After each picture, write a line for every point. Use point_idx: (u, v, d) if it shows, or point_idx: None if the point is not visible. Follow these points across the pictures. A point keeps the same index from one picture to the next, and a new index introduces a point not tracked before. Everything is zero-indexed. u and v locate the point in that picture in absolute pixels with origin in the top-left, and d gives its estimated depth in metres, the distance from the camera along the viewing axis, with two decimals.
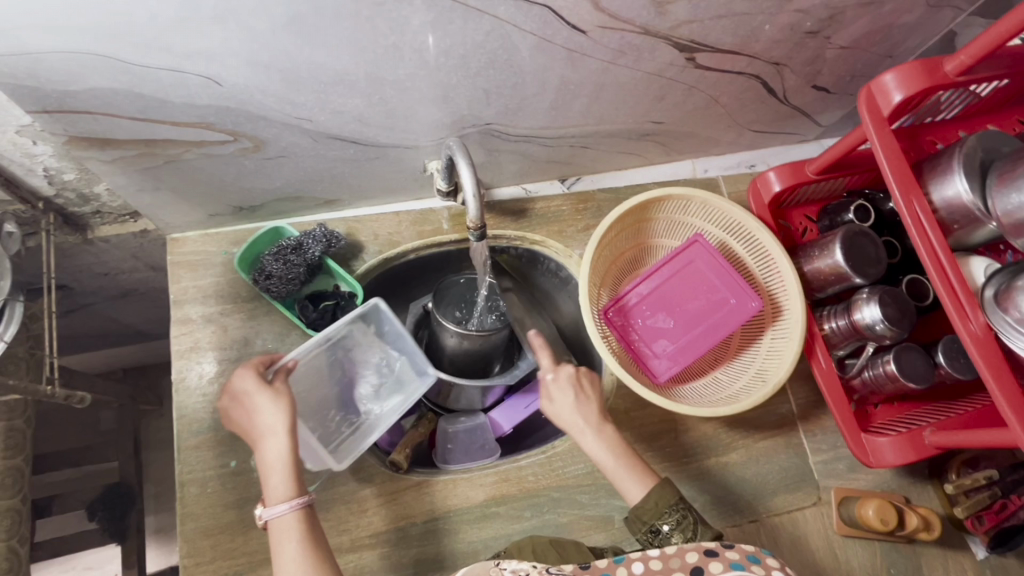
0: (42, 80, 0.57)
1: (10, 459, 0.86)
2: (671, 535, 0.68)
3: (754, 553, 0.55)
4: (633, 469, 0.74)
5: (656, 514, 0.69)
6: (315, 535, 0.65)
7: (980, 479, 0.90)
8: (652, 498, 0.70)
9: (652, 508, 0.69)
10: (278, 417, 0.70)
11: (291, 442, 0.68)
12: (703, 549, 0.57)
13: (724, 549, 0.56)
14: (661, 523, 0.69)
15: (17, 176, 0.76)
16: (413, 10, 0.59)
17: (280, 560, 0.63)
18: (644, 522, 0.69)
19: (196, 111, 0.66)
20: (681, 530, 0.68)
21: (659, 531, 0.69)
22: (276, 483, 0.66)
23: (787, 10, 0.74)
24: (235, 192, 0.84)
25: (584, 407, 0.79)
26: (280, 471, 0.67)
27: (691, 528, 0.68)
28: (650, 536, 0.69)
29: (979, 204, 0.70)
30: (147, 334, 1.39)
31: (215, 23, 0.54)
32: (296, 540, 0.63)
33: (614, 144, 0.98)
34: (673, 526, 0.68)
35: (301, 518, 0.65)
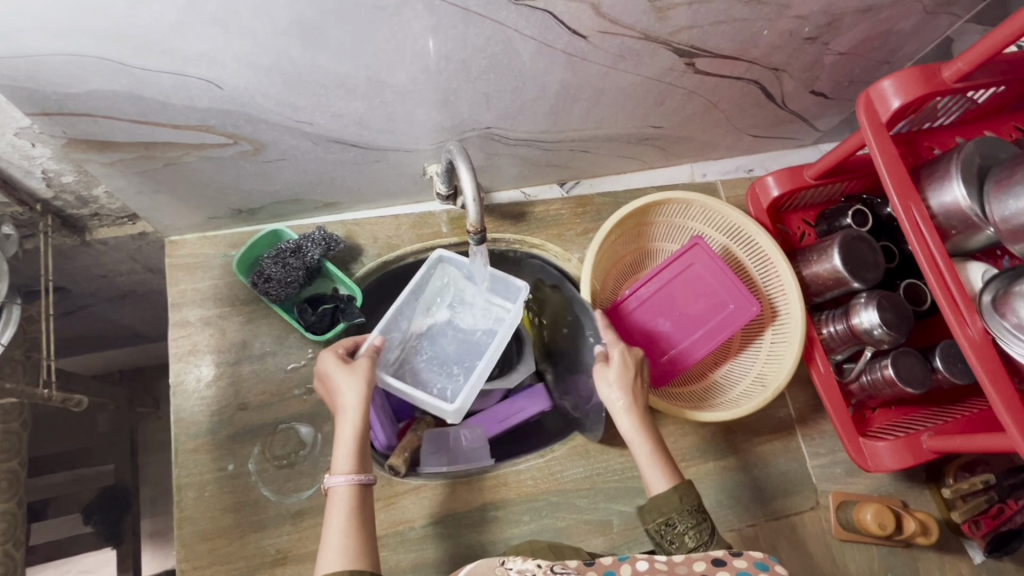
0: (42, 82, 0.56)
1: (7, 462, 0.86)
2: (685, 534, 0.68)
3: (761, 560, 0.55)
4: (663, 467, 0.73)
5: (676, 510, 0.69)
6: (363, 516, 0.65)
7: (977, 483, 0.91)
8: (676, 494, 0.70)
9: (673, 502, 0.69)
10: (357, 393, 0.72)
11: (362, 420, 0.71)
12: (711, 558, 0.56)
13: (732, 557, 0.56)
14: (677, 521, 0.69)
15: (15, 178, 0.76)
16: (415, 15, 0.59)
17: (326, 532, 0.64)
18: (661, 514, 0.69)
19: (196, 114, 0.66)
20: (697, 532, 0.68)
21: (673, 527, 0.69)
22: (341, 455, 0.68)
23: (787, 16, 0.75)
24: (235, 195, 0.84)
25: (634, 393, 0.79)
26: (348, 445, 0.69)
27: (708, 532, 0.68)
28: (663, 528, 0.69)
29: (976, 210, 0.71)
30: (144, 337, 1.38)
31: (217, 26, 0.54)
32: (344, 515, 0.65)
33: (613, 148, 0.99)
34: (689, 526, 0.68)
35: (354, 496, 0.66)
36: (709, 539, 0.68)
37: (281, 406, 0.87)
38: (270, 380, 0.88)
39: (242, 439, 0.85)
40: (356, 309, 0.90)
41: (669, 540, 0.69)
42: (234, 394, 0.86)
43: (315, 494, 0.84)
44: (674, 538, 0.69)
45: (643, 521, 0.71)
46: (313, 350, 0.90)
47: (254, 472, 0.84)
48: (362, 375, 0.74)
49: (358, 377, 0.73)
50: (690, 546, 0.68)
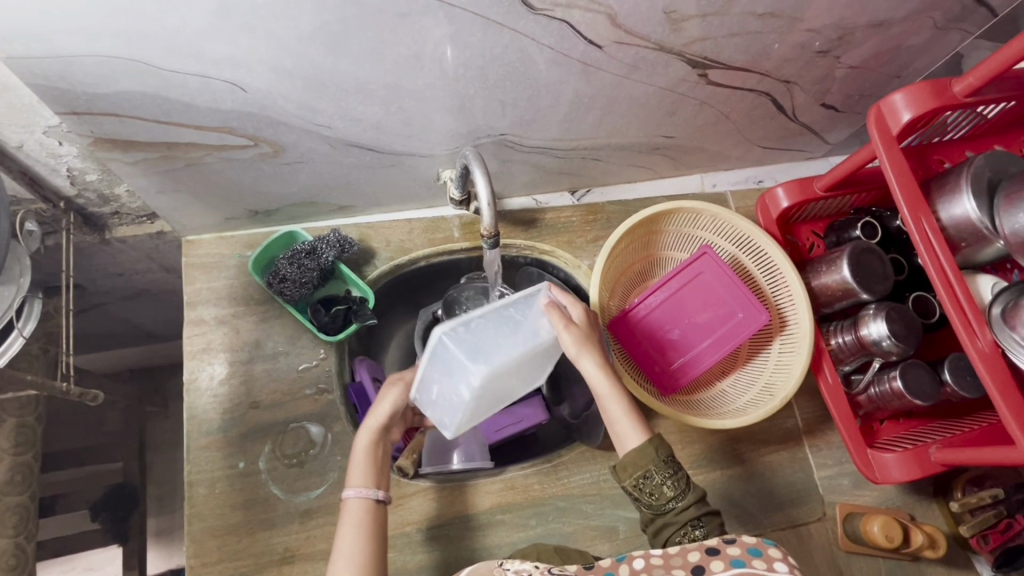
0: (74, 82, 0.58)
1: (20, 456, 0.87)
2: (663, 484, 0.67)
3: (756, 546, 0.55)
4: (639, 419, 0.71)
5: (652, 462, 0.68)
6: (375, 531, 0.66)
7: (985, 497, 0.90)
8: (651, 445, 0.69)
9: (649, 454, 0.68)
10: (383, 412, 0.73)
11: (376, 436, 0.72)
12: (704, 547, 0.56)
13: (725, 546, 0.56)
14: (655, 472, 0.67)
15: (41, 176, 0.78)
16: (435, 22, 0.60)
17: (338, 544, 0.65)
18: (638, 468, 0.68)
19: (219, 116, 0.67)
20: (675, 481, 0.67)
21: (651, 479, 0.67)
22: (356, 469, 0.70)
23: (799, 29, 0.76)
24: (253, 196, 0.86)
25: (592, 345, 0.73)
26: (362, 463, 0.70)
27: (685, 480, 0.68)
28: (640, 482, 0.68)
29: (986, 222, 0.71)
30: (157, 336, 1.40)
31: (244, 30, 0.56)
32: (355, 530, 0.65)
33: (624, 157, 1.00)
34: (666, 475, 0.67)
35: (365, 511, 0.67)
36: (687, 487, 0.68)
37: (291, 406, 0.88)
38: (282, 380, 0.89)
39: (253, 438, 0.86)
40: (368, 311, 0.91)
41: (648, 492, 0.68)
42: (245, 392, 0.87)
43: (322, 493, 0.84)
44: (653, 489, 0.68)
45: (619, 481, 0.69)
46: (325, 350, 0.91)
47: (264, 470, 0.84)
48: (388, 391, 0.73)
49: (385, 402, 0.73)
50: (670, 494, 0.67)
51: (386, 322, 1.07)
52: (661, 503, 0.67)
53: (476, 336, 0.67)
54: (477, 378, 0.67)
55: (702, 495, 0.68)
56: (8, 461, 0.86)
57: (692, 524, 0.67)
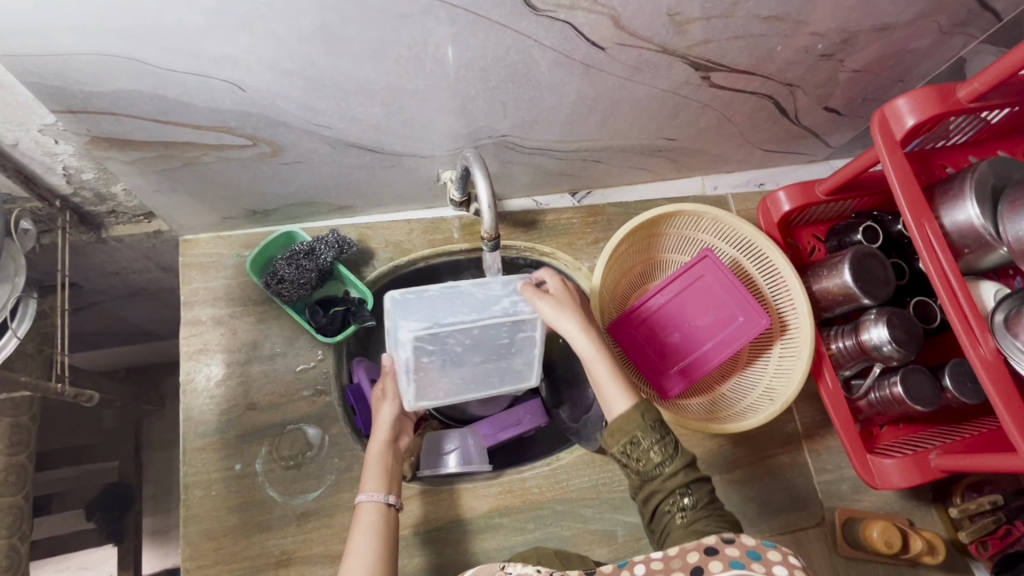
0: (70, 80, 0.57)
1: (14, 456, 0.86)
2: (651, 449, 0.66)
3: (756, 548, 0.52)
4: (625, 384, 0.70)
5: (640, 427, 0.66)
6: (388, 532, 0.68)
7: (984, 504, 0.89)
8: (638, 411, 0.67)
9: (636, 419, 0.67)
10: (386, 422, 0.79)
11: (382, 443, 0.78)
12: (703, 546, 0.53)
13: (725, 545, 0.53)
14: (643, 438, 0.66)
15: (36, 174, 0.77)
16: (436, 23, 0.59)
17: (351, 546, 0.65)
18: (625, 434, 0.66)
19: (218, 115, 0.66)
20: (662, 446, 0.66)
21: (638, 445, 0.66)
22: (370, 476, 0.73)
23: (803, 33, 0.75)
24: (251, 196, 0.85)
25: (573, 311, 0.73)
26: (376, 471, 0.74)
27: (673, 445, 0.66)
28: (628, 448, 0.66)
29: (990, 229, 0.71)
30: (153, 335, 1.39)
31: (243, 30, 0.55)
32: (369, 531, 0.67)
33: (625, 159, 0.99)
34: (654, 441, 0.66)
35: (379, 513, 0.69)
36: (675, 452, 0.66)
37: (289, 407, 0.87)
38: (279, 382, 0.88)
39: (250, 439, 0.85)
40: (366, 312, 0.90)
41: (635, 458, 0.66)
42: (242, 393, 0.87)
43: (319, 496, 0.84)
44: (640, 454, 0.66)
45: (608, 449, 0.68)
46: (323, 352, 0.91)
47: (261, 472, 0.84)
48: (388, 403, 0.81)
49: (385, 410, 0.80)
50: (658, 460, 0.66)
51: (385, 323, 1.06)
52: (649, 470, 0.66)
53: (424, 303, 0.72)
54: (407, 333, 0.70)
55: (690, 461, 0.67)
56: (2, 462, 0.85)
57: (680, 492, 0.65)
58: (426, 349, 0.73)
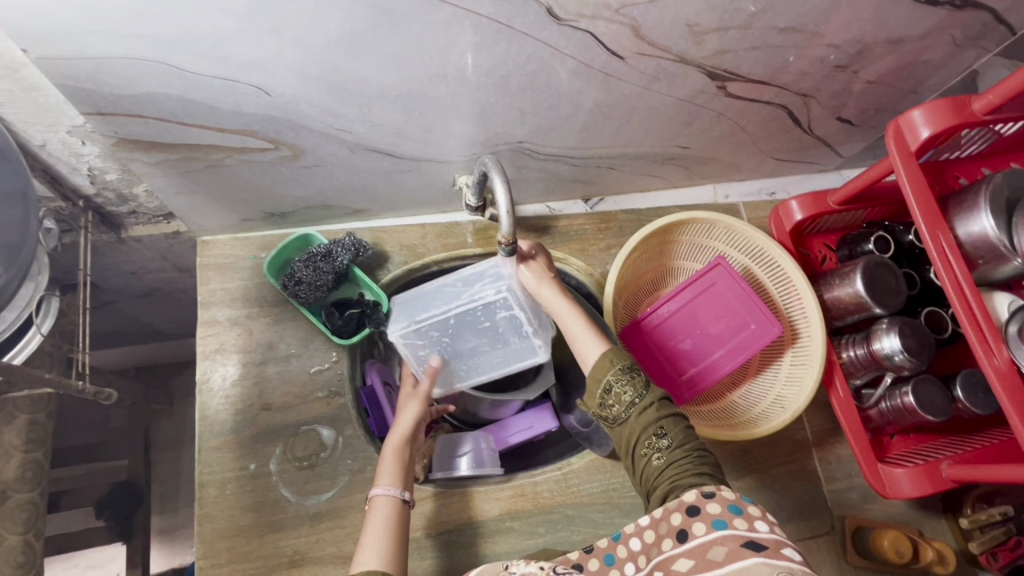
0: (101, 84, 0.59)
1: (31, 452, 0.87)
2: (622, 392, 0.68)
3: (735, 503, 0.55)
4: (596, 336, 0.75)
5: (608, 371, 0.69)
6: (399, 528, 0.68)
7: (995, 514, 0.90)
8: (605, 358, 0.70)
9: (605, 366, 0.70)
10: (409, 421, 0.81)
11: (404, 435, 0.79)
12: (685, 507, 0.56)
13: (705, 501, 0.55)
14: (614, 382, 0.69)
15: (61, 175, 0.78)
16: (460, 31, 0.61)
17: (364, 537, 0.67)
18: (598, 382, 0.69)
19: (242, 119, 0.67)
20: (633, 386, 0.68)
21: (611, 390, 0.68)
22: (385, 470, 0.74)
23: (818, 44, 0.76)
24: (270, 199, 0.86)
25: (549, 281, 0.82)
26: (393, 465, 0.74)
27: (643, 384, 0.68)
28: (603, 397, 0.69)
29: (1004, 240, 0.71)
30: (166, 335, 1.40)
31: (271, 35, 0.56)
32: (381, 525, 0.68)
33: (639, 167, 1.00)
34: (624, 382, 0.68)
35: (393, 509, 0.70)
36: (646, 391, 0.68)
37: (303, 408, 0.88)
38: (294, 382, 0.89)
39: (264, 440, 0.86)
40: (382, 315, 0.91)
41: (610, 405, 0.68)
42: (257, 394, 0.87)
43: (331, 497, 0.84)
44: (615, 400, 0.68)
45: (588, 406, 0.70)
46: (337, 353, 0.91)
47: (275, 472, 0.84)
48: (420, 403, 0.84)
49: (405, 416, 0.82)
50: (630, 402, 0.68)
51: None
52: (623, 414, 0.68)
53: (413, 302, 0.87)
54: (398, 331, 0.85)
55: (664, 400, 0.68)
56: (20, 458, 0.86)
57: (656, 433, 0.66)
58: (417, 343, 0.87)
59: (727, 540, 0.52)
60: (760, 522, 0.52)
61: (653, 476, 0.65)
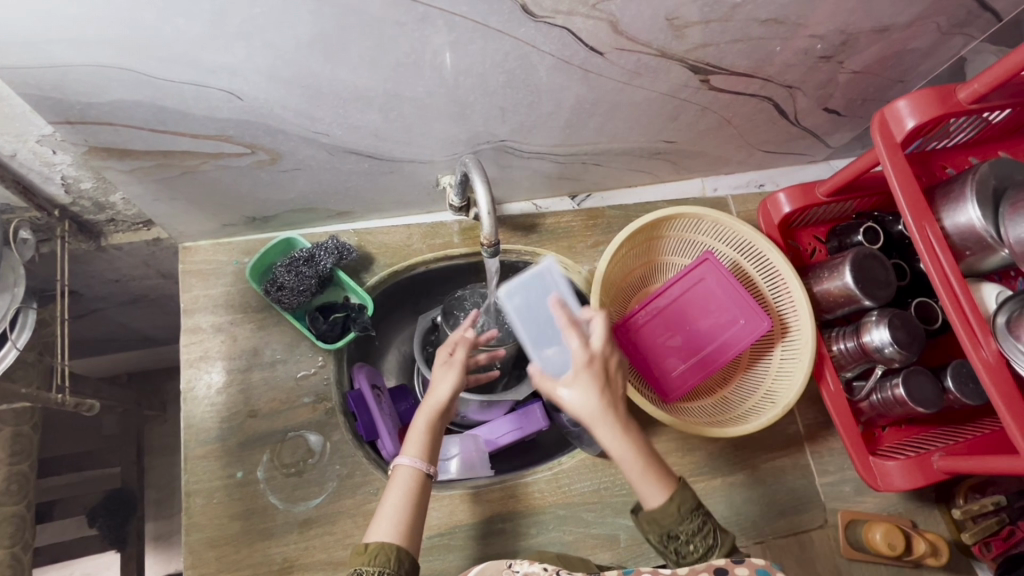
0: (67, 92, 0.57)
1: (17, 465, 0.86)
2: (691, 539, 0.65)
3: (764, 569, 0.57)
4: (656, 473, 0.67)
5: (677, 520, 0.65)
6: (420, 498, 0.68)
7: (988, 505, 0.90)
8: (674, 505, 0.65)
9: (672, 513, 0.65)
10: (449, 389, 0.75)
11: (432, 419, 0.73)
12: (714, 569, 0.58)
13: (734, 566, 0.58)
14: (681, 531, 0.65)
15: (35, 184, 0.77)
16: (435, 30, 0.59)
17: (383, 503, 0.68)
18: (663, 527, 0.65)
19: (216, 124, 0.66)
20: (702, 536, 0.65)
21: (677, 536, 0.65)
22: (412, 439, 0.72)
23: (802, 35, 0.75)
24: (250, 204, 0.85)
25: (589, 405, 0.67)
26: (421, 435, 0.72)
27: (711, 534, 0.65)
28: (666, 540, 0.65)
29: (991, 231, 0.70)
30: (155, 341, 1.39)
31: (240, 40, 0.55)
32: (402, 493, 0.68)
33: (625, 162, 0.99)
34: (693, 531, 0.65)
35: (414, 480, 0.69)
36: (716, 540, 0.65)
37: (290, 414, 0.87)
38: (280, 388, 0.88)
39: (251, 447, 0.85)
40: (366, 318, 0.92)
41: (677, 550, 0.65)
42: (243, 401, 0.87)
43: (321, 502, 0.84)
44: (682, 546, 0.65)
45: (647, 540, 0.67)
46: (323, 358, 0.91)
47: (262, 479, 0.84)
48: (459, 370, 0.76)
49: (442, 385, 0.75)
50: (700, 552, 0.64)
51: (383, 329, 1.08)
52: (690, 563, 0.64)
53: None
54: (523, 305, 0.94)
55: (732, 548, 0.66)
56: (4, 471, 0.85)
57: None
58: None
59: None
60: None
61: None
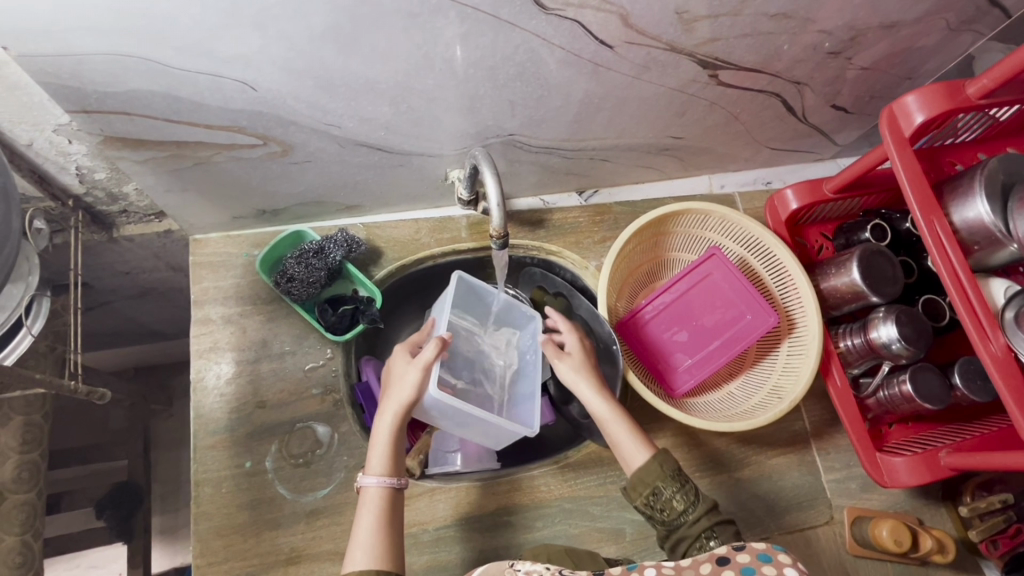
0: (84, 80, 0.58)
1: (27, 453, 0.87)
2: (672, 498, 0.68)
3: (766, 552, 0.57)
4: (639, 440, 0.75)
5: (659, 477, 0.69)
6: (392, 518, 0.66)
7: (994, 502, 0.89)
8: (658, 464, 0.70)
9: (655, 471, 0.70)
10: (410, 389, 0.72)
11: (396, 423, 0.71)
12: (715, 557, 0.58)
13: (735, 553, 0.58)
14: (663, 488, 0.69)
15: (50, 174, 0.78)
16: (447, 22, 0.60)
17: (356, 528, 0.65)
18: (646, 485, 0.70)
19: (229, 115, 0.67)
20: (682, 494, 0.68)
21: (660, 495, 0.69)
22: (376, 454, 0.69)
23: (811, 30, 0.75)
24: (261, 196, 0.86)
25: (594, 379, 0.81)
26: (383, 447, 0.70)
27: (693, 493, 0.68)
28: (651, 499, 0.69)
29: (1000, 226, 0.71)
30: (163, 335, 1.41)
31: (255, 30, 0.55)
32: (371, 515, 0.66)
33: (634, 158, 0.99)
34: (674, 490, 0.68)
35: (383, 499, 0.67)
36: (697, 498, 0.68)
37: (299, 405, 0.88)
38: (289, 379, 0.88)
39: (260, 437, 0.85)
40: (375, 311, 0.91)
41: (660, 509, 0.69)
42: (252, 391, 0.87)
43: (329, 493, 0.84)
44: (663, 506, 0.69)
45: (633, 502, 0.71)
46: (332, 350, 0.91)
47: (271, 470, 0.84)
48: (422, 369, 0.73)
49: (407, 386, 0.72)
50: (681, 509, 0.68)
51: (392, 323, 1.07)
52: (673, 519, 0.68)
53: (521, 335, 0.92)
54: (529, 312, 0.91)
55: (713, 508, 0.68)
56: (16, 459, 0.86)
57: (707, 537, 0.66)
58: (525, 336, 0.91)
59: None
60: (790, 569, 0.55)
61: None
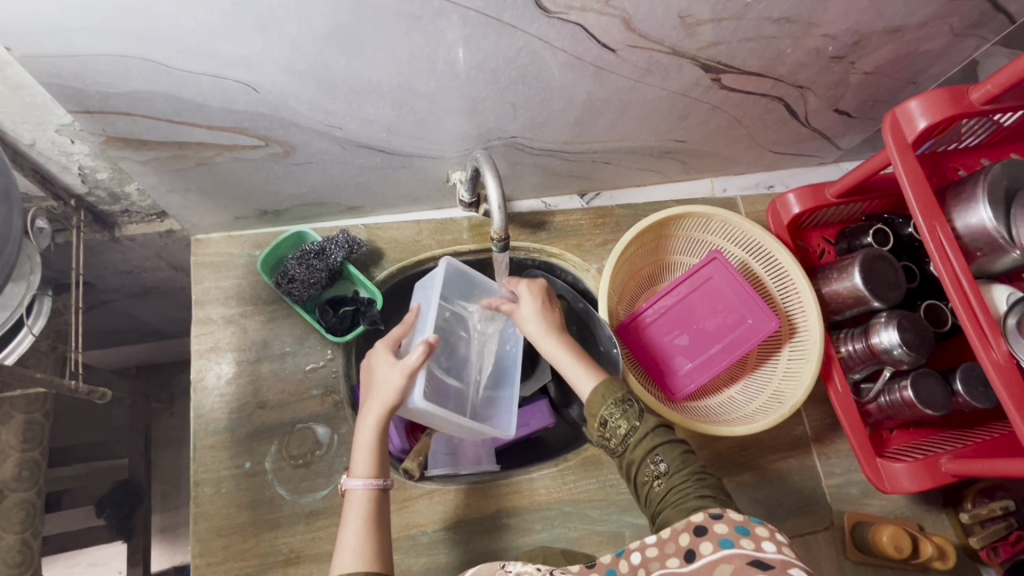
0: (87, 81, 0.58)
1: (28, 451, 0.87)
2: (618, 425, 0.67)
3: (744, 524, 0.51)
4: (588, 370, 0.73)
5: (602, 406, 0.67)
6: (379, 519, 0.66)
7: (995, 509, 0.89)
8: (599, 392, 0.68)
9: (598, 398, 0.68)
10: (394, 389, 0.71)
11: (380, 424, 0.70)
12: (693, 526, 0.53)
13: (712, 522, 0.52)
14: (608, 415, 0.67)
15: (52, 173, 0.78)
16: (449, 25, 0.60)
17: (342, 533, 0.65)
18: (593, 416, 0.68)
19: (231, 116, 0.67)
20: (627, 417, 0.67)
21: (606, 424, 0.67)
22: (360, 457, 0.69)
23: (814, 34, 0.75)
24: (263, 196, 0.86)
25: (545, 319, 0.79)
26: (368, 448, 0.69)
27: (637, 414, 0.67)
28: (599, 429, 0.68)
29: (1002, 231, 0.70)
30: (165, 334, 1.41)
31: (257, 31, 0.55)
32: (359, 517, 0.65)
33: (636, 161, 0.99)
34: (617, 416, 0.67)
35: (371, 502, 0.67)
36: (639, 419, 0.67)
37: (299, 406, 0.88)
38: (289, 380, 0.88)
39: (260, 437, 0.86)
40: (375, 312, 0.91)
41: (609, 438, 0.67)
42: (253, 392, 0.87)
43: (328, 494, 0.84)
44: (612, 434, 0.67)
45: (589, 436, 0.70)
46: (332, 351, 0.91)
47: (270, 470, 0.84)
48: (406, 373, 0.71)
49: (390, 389, 0.71)
50: (626, 434, 0.66)
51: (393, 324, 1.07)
52: (620, 445, 0.67)
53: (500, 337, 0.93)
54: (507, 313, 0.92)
55: (657, 427, 0.67)
56: (17, 457, 0.86)
57: (653, 459, 0.65)
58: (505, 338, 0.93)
59: (734, 559, 0.48)
60: (768, 541, 0.49)
61: (657, 500, 0.64)
